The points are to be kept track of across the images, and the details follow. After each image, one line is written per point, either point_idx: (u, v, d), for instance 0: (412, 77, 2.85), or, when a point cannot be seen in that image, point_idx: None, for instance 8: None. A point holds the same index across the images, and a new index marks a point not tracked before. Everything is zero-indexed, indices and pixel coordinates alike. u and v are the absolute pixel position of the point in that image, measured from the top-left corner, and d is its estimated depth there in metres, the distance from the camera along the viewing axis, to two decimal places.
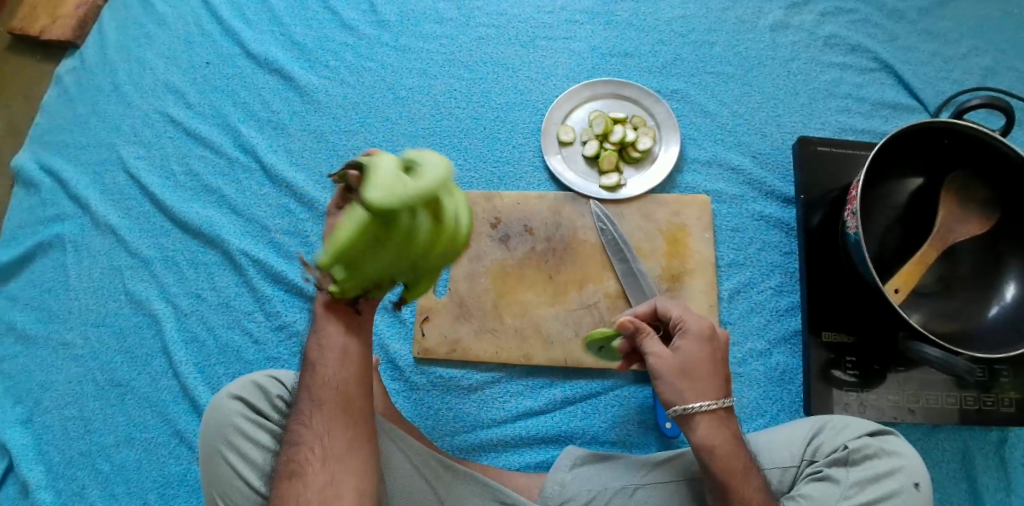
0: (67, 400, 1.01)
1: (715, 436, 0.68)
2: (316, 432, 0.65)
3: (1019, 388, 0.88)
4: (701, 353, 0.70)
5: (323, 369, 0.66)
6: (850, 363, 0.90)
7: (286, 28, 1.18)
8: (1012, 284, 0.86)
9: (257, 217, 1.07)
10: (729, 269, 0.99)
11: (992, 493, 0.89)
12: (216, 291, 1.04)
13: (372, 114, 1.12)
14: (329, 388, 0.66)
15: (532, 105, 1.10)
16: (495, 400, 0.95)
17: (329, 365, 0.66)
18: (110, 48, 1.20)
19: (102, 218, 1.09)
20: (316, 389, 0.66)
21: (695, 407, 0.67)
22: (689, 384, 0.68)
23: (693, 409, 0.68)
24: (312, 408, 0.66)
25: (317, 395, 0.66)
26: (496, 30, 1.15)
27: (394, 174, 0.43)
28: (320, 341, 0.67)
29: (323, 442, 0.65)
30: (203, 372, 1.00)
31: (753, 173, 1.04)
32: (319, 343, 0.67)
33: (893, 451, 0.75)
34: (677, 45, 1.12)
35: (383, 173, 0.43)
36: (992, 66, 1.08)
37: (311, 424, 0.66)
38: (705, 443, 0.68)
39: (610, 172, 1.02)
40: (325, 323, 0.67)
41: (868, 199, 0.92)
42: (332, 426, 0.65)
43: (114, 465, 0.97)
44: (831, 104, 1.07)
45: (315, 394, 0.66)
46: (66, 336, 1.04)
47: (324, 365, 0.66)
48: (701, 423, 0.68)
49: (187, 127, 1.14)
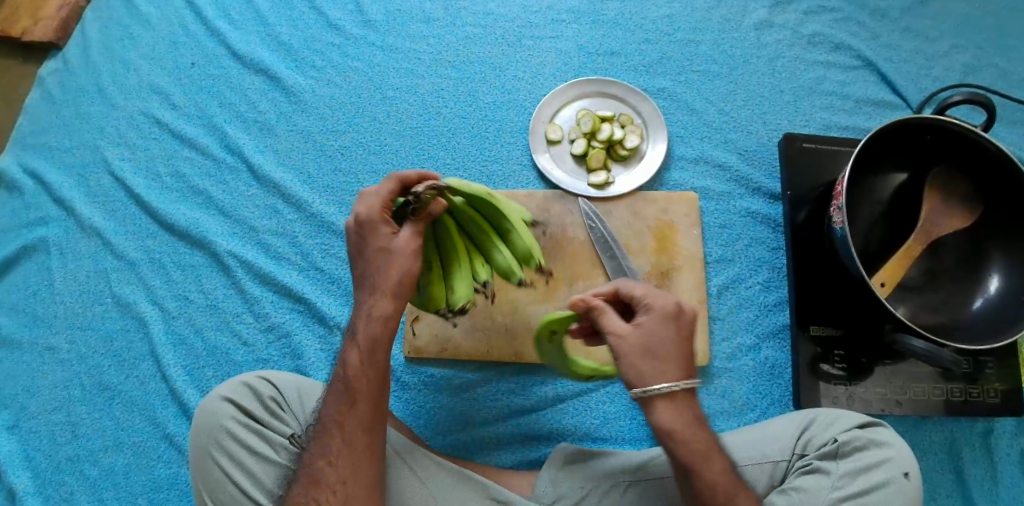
0: (54, 405, 0.99)
1: (675, 416, 0.65)
2: (341, 475, 0.66)
3: (1004, 379, 0.90)
4: (666, 331, 0.66)
5: (359, 410, 0.68)
6: (838, 357, 0.91)
7: (272, 29, 1.18)
8: (995, 276, 0.87)
9: (244, 218, 1.07)
10: (717, 265, 1.00)
11: (979, 482, 0.90)
12: (204, 293, 1.03)
13: (360, 114, 1.12)
14: (361, 433, 0.67)
15: (520, 104, 1.11)
16: (487, 399, 0.95)
17: (366, 407, 0.68)
18: (94, 50, 1.19)
19: (87, 220, 1.08)
20: (350, 430, 0.68)
21: (669, 388, 0.64)
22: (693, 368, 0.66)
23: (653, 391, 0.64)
24: (340, 451, 0.67)
25: (348, 436, 0.67)
26: (484, 30, 1.15)
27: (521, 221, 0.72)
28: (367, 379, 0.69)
29: (345, 483, 0.66)
30: (192, 374, 0.99)
31: (740, 170, 1.05)
32: (366, 381, 0.68)
33: (882, 442, 0.75)
34: (663, 44, 1.13)
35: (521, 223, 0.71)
36: (973, 63, 1.09)
37: (335, 464, 0.66)
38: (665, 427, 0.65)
39: (598, 170, 1.02)
40: (373, 358, 0.69)
41: (854, 195, 0.93)
42: (357, 471, 0.67)
43: (103, 470, 0.95)
44: (815, 101, 1.09)
45: (347, 436, 0.67)
46: (52, 340, 1.03)
47: (361, 407, 0.68)
48: (662, 405, 0.65)
49: (172, 128, 1.13)
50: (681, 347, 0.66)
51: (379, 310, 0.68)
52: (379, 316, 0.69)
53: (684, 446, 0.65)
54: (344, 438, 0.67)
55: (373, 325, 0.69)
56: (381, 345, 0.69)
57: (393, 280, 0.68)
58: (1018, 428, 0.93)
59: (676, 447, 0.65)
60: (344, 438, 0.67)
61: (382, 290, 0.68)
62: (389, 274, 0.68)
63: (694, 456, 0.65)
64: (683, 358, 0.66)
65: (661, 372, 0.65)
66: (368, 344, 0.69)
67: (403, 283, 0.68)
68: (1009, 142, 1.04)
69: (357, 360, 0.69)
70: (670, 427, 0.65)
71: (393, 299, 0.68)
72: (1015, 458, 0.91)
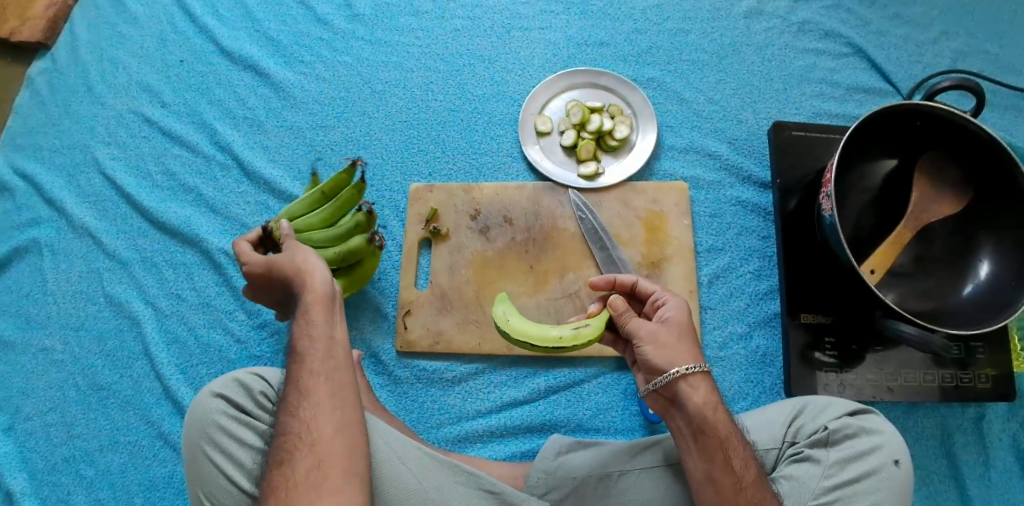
0: (49, 406, 0.99)
1: (706, 397, 0.69)
2: (304, 419, 0.67)
3: (995, 364, 0.90)
4: (686, 323, 0.72)
5: (309, 360, 0.70)
6: (829, 344, 0.91)
7: (260, 24, 1.17)
8: (985, 262, 0.87)
9: (234, 215, 1.06)
10: (708, 254, 1.00)
11: (971, 467, 0.91)
12: (196, 291, 1.03)
13: (349, 109, 1.11)
14: (318, 381, 0.69)
15: (509, 96, 1.10)
16: (479, 391, 0.95)
17: (316, 358, 0.70)
18: (82, 48, 1.19)
19: (78, 220, 1.08)
20: (306, 380, 0.70)
21: (685, 370, 0.69)
22: (681, 349, 0.70)
23: (689, 371, 0.69)
24: (298, 402, 0.68)
25: (305, 386, 0.69)
26: (472, 22, 1.15)
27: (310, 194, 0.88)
28: (309, 339, 0.72)
29: (312, 428, 0.67)
30: (185, 372, 0.99)
31: (730, 159, 1.05)
32: (308, 338, 0.72)
33: (873, 430, 0.75)
34: (653, 34, 1.12)
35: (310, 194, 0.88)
36: (962, 49, 1.09)
37: (299, 413, 0.68)
38: (703, 408, 0.68)
39: (587, 161, 1.02)
40: (310, 318, 0.73)
41: (843, 183, 0.93)
42: (323, 414, 0.67)
43: (100, 469, 0.96)
44: (806, 89, 1.08)
45: (304, 385, 0.69)
46: (46, 341, 1.03)
47: (311, 357, 0.71)
48: (692, 386, 0.69)
49: (162, 127, 1.13)
50: (691, 336, 0.72)
51: (310, 281, 0.75)
52: (311, 285, 0.75)
53: (719, 427, 0.68)
54: (303, 389, 0.69)
55: (307, 293, 0.74)
56: (320, 304, 0.74)
57: (299, 263, 0.77)
58: (1010, 413, 0.93)
59: (712, 426, 0.68)
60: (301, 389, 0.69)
61: (299, 271, 0.76)
62: (293, 260, 0.77)
63: (721, 435, 0.68)
64: (692, 346, 0.71)
65: (684, 356, 0.70)
66: (303, 308, 0.74)
67: (302, 268, 0.76)
68: (999, 128, 1.04)
69: (305, 324, 0.73)
70: (707, 407, 0.69)
71: (316, 273, 0.76)
72: (1007, 443, 0.92)
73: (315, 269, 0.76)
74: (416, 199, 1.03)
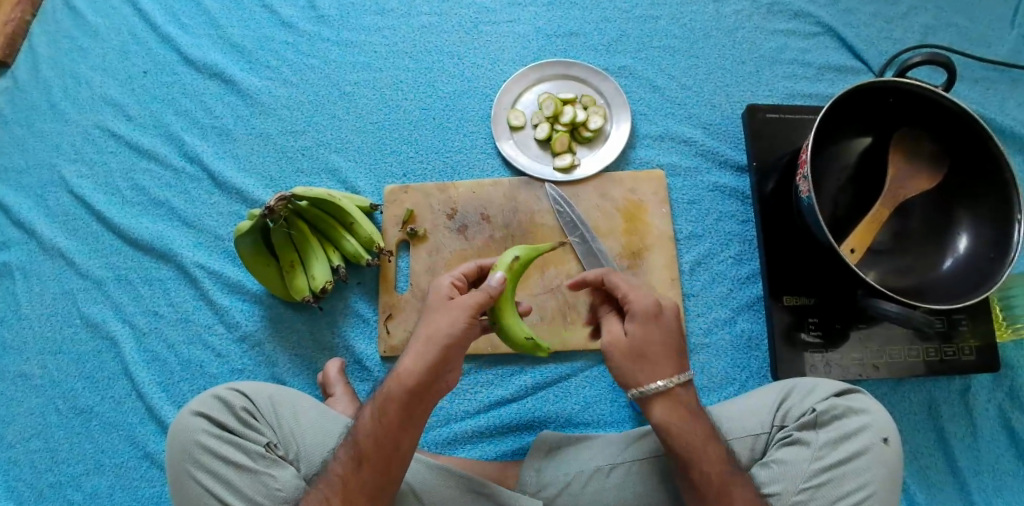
0: (31, 433, 0.97)
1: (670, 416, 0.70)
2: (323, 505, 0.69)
3: (978, 336, 0.90)
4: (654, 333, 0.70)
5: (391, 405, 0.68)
6: (813, 324, 0.91)
7: (223, 31, 1.15)
8: (963, 236, 0.87)
9: (209, 227, 1.05)
10: (688, 241, 1.00)
11: (959, 439, 0.91)
12: (173, 306, 1.01)
13: (318, 113, 1.09)
14: (358, 487, 0.69)
15: (480, 92, 1.09)
16: (465, 392, 0.94)
17: (374, 469, 0.69)
18: (43, 64, 1.15)
19: (49, 241, 1.05)
20: (353, 473, 0.69)
21: (659, 385, 0.69)
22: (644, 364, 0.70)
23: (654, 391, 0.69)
24: (330, 485, 0.70)
25: (349, 476, 0.69)
26: (440, 18, 1.13)
27: (327, 195, 0.88)
28: (373, 433, 0.70)
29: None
30: (168, 390, 0.97)
31: (706, 144, 1.04)
32: (373, 440, 0.69)
33: (860, 409, 0.75)
34: (622, 22, 1.11)
35: (326, 197, 0.88)
36: (931, 23, 1.09)
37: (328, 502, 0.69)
38: (665, 418, 0.70)
39: (563, 153, 1.01)
40: (422, 359, 0.67)
41: (820, 163, 0.92)
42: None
43: (86, 494, 0.94)
44: (778, 70, 1.08)
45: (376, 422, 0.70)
46: (23, 367, 1.00)
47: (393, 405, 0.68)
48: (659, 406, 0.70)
49: (129, 140, 1.10)
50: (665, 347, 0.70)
51: (398, 372, 0.68)
52: (401, 375, 0.68)
53: (684, 439, 0.70)
54: (342, 475, 0.70)
55: (394, 385, 0.68)
56: (417, 372, 0.67)
57: (422, 341, 0.68)
58: (995, 382, 0.93)
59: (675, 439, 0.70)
60: (337, 475, 0.70)
61: (409, 347, 0.69)
62: (422, 333, 0.68)
63: (693, 448, 0.70)
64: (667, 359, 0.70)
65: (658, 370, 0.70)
66: (383, 402, 0.69)
67: (432, 342, 0.67)
68: (970, 101, 1.05)
69: (410, 365, 0.68)
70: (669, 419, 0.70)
71: (412, 361, 0.67)
72: (994, 412, 0.92)
73: (420, 359, 0.67)
74: (391, 201, 1.02)
